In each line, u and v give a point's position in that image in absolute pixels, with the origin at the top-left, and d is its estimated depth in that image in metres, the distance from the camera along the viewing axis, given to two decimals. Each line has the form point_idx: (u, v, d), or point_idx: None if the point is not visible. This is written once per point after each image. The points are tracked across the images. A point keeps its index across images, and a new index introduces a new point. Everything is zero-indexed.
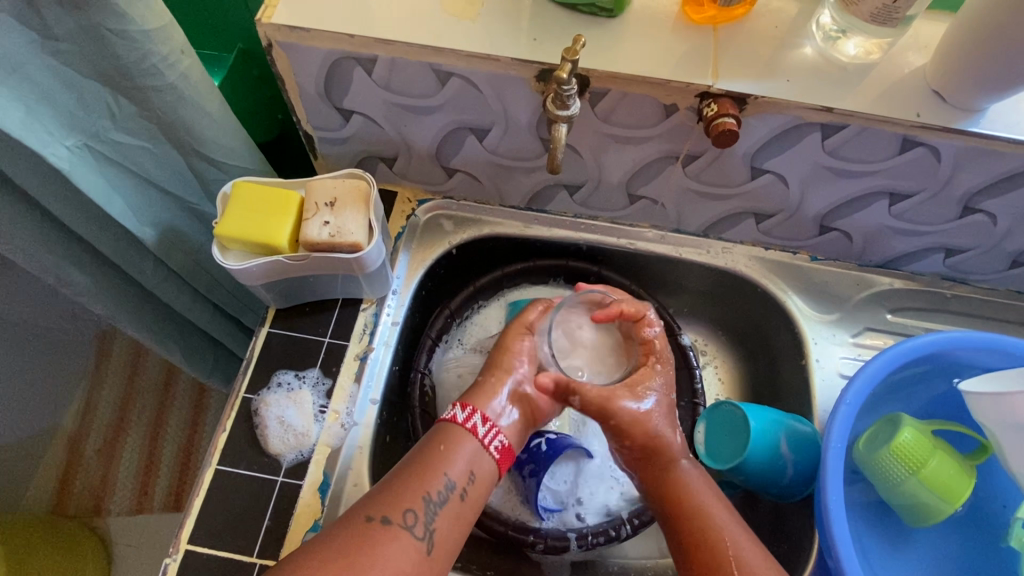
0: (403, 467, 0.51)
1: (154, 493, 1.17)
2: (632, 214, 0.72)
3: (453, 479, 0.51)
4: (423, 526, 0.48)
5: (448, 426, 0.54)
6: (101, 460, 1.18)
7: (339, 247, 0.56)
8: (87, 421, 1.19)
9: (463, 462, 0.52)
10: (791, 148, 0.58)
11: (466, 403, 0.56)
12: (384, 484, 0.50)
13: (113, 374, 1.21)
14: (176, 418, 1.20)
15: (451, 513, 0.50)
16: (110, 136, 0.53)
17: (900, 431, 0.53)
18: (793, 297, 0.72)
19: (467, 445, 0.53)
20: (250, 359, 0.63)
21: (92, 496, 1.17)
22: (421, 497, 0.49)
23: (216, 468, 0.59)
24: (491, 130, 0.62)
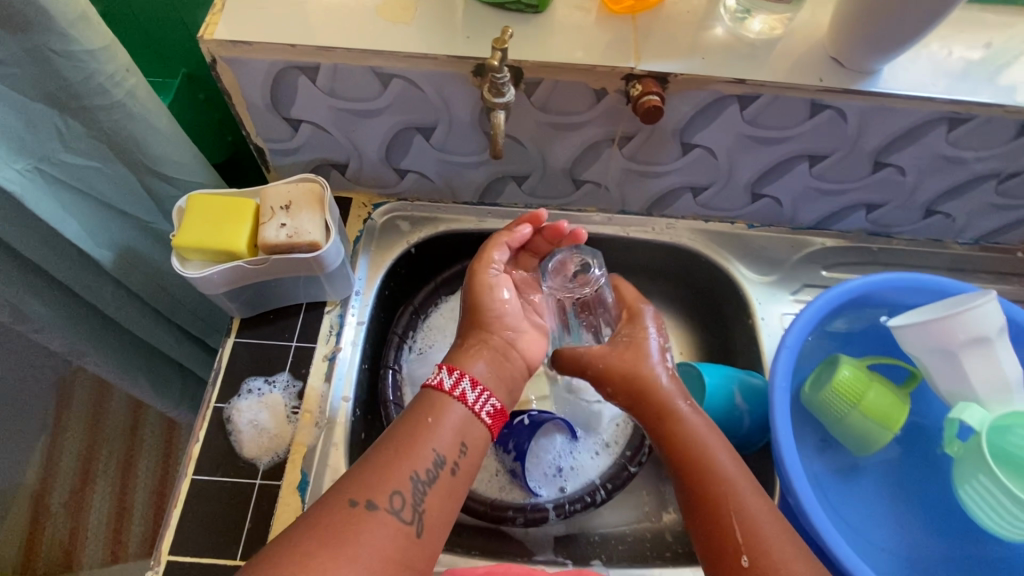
0: (381, 443, 0.49)
1: (128, 541, 1.21)
2: (579, 199, 0.76)
3: (442, 454, 0.49)
4: (411, 508, 0.46)
5: (430, 392, 0.53)
6: (70, 512, 1.23)
7: (297, 247, 0.57)
8: (51, 474, 1.21)
9: (453, 436, 0.50)
10: (715, 120, 0.63)
11: (452, 368, 0.54)
12: (360, 462, 0.48)
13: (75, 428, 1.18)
14: (146, 462, 1.22)
15: (442, 490, 0.48)
16: (61, 158, 0.54)
17: (840, 368, 0.58)
18: (735, 263, 0.77)
19: (454, 413, 0.52)
20: (218, 369, 0.64)
21: (61, 549, 1.21)
22: (408, 477, 0.47)
23: (192, 478, 0.59)
24: (436, 128, 0.65)
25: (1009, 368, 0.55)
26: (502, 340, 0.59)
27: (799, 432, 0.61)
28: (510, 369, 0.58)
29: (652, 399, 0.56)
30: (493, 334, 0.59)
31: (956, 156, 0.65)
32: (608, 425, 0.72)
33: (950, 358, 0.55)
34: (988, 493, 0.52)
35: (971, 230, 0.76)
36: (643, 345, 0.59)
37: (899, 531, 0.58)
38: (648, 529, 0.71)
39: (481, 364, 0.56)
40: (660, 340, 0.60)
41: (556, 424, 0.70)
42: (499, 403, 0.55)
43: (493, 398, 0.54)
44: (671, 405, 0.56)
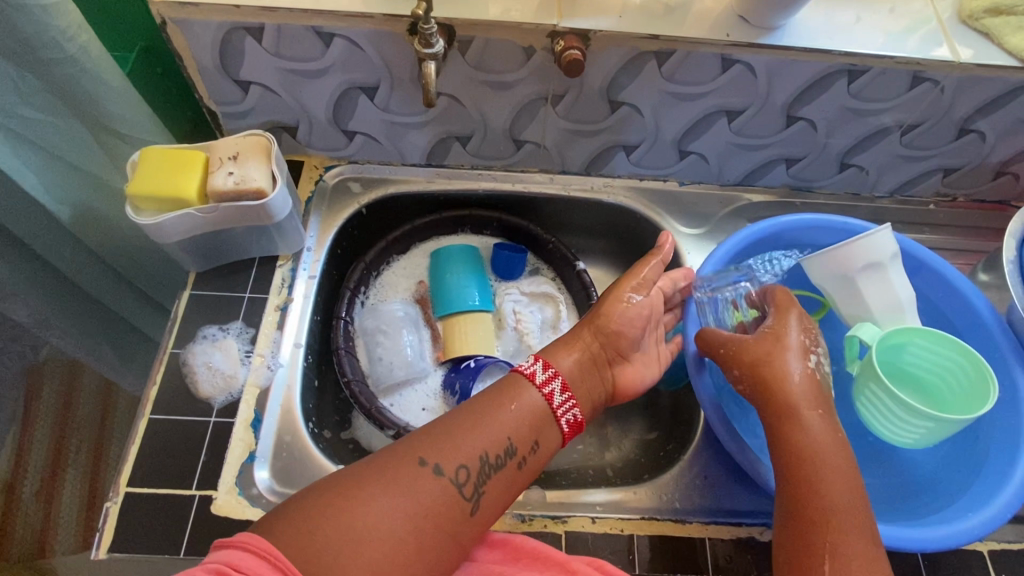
0: (456, 413, 0.53)
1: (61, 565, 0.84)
2: (521, 160, 0.80)
3: (514, 444, 0.52)
4: (471, 485, 0.49)
5: (513, 376, 0.57)
6: None
7: (245, 194, 0.61)
8: None
9: (528, 428, 0.54)
10: (637, 77, 0.68)
11: (547, 365, 0.58)
12: (437, 424, 0.52)
13: None
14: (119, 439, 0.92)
15: (505, 477, 0.51)
16: (18, 111, 0.57)
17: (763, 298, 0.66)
18: (667, 218, 0.81)
19: (529, 399, 0.55)
20: (175, 318, 0.67)
21: None
22: (476, 456, 0.50)
23: (150, 417, 0.62)
24: (379, 88, 0.69)
25: (901, 290, 0.61)
26: (607, 354, 0.62)
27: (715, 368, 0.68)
28: (604, 380, 0.62)
29: (780, 394, 0.53)
30: (598, 338, 0.62)
31: (860, 108, 0.71)
32: None
33: (851, 283, 0.62)
34: (892, 421, 0.57)
35: (883, 183, 0.83)
36: (785, 340, 0.55)
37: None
38: (590, 465, 0.75)
39: (572, 360, 0.60)
40: (804, 341, 0.56)
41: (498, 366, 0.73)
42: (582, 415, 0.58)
43: (576, 409, 0.57)
44: (800, 410, 0.52)
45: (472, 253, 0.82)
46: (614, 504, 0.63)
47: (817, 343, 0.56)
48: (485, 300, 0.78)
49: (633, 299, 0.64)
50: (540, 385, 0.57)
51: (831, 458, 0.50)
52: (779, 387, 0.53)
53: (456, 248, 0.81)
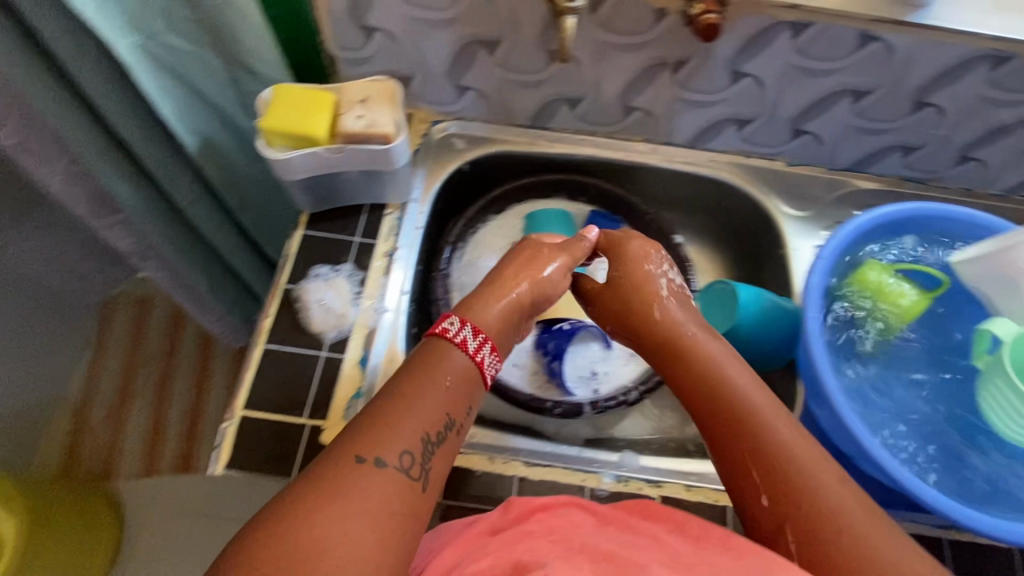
0: (383, 396, 0.47)
1: (161, 458, 1.44)
2: (627, 126, 0.79)
3: (451, 417, 0.47)
4: (417, 466, 0.43)
5: (436, 339, 0.51)
6: (109, 424, 1.46)
7: (372, 138, 0.62)
8: (133, 395, 1.49)
9: (462, 396, 0.49)
10: (766, 48, 0.66)
11: (477, 329, 0.53)
12: (365, 415, 0.45)
13: (116, 344, 1.52)
14: (185, 380, 1.51)
15: (448, 450, 0.47)
16: (165, 39, 0.58)
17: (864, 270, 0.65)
18: (774, 199, 0.80)
19: (459, 361, 0.50)
20: (288, 257, 0.70)
21: (101, 458, 1.43)
22: (417, 437, 0.44)
23: (264, 347, 0.65)
24: (502, 43, 0.69)
25: None
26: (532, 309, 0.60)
27: (835, 360, 0.64)
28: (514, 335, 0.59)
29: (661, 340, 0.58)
30: (527, 283, 0.59)
31: (996, 97, 0.68)
32: None
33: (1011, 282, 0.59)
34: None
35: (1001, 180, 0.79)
36: (650, 280, 0.61)
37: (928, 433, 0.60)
38: (671, 438, 0.74)
39: (497, 311, 0.57)
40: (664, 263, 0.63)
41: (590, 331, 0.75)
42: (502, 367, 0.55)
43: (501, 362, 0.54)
44: (687, 344, 0.56)
45: (568, 217, 0.82)
46: (709, 476, 0.63)
47: (664, 262, 0.62)
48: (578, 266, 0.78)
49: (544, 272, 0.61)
50: (469, 350, 0.52)
51: (764, 417, 0.49)
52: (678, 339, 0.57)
53: (552, 211, 0.80)
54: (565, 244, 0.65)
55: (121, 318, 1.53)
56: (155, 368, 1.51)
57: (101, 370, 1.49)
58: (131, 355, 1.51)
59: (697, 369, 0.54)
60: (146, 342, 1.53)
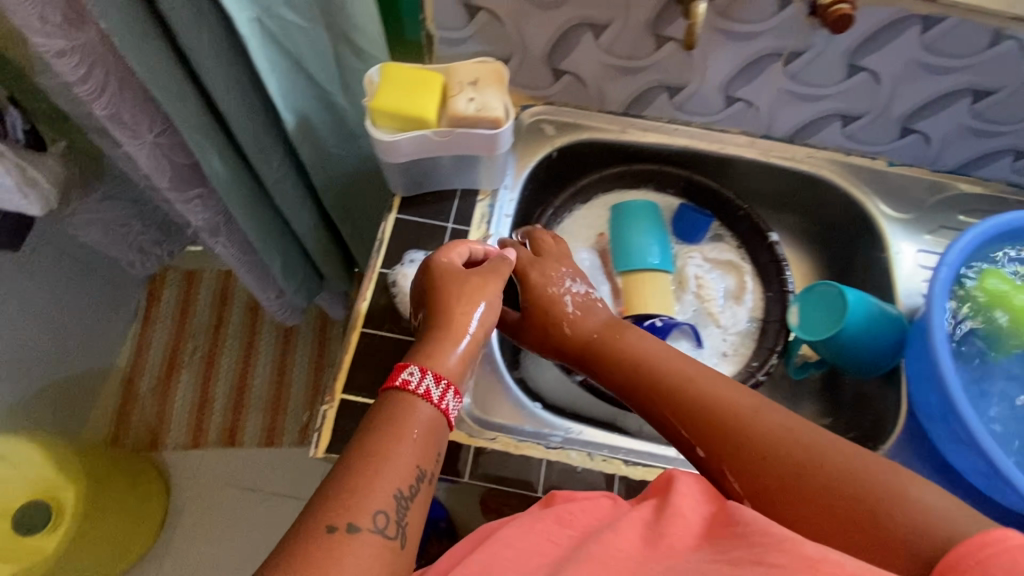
0: (352, 457, 0.47)
1: (208, 430, 1.46)
2: (725, 118, 0.77)
3: (422, 468, 0.48)
4: (394, 524, 0.44)
5: (400, 394, 0.51)
6: (156, 398, 1.48)
7: (482, 122, 0.60)
8: (179, 368, 1.50)
9: (430, 447, 0.49)
10: (891, 41, 0.63)
11: (440, 377, 0.52)
12: (331, 480, 0.45)
13: (164, 317, 1.55)
14: (229, 357, 1.52)
15: (422, 501, 0.47)
16: (281, 13, 0.57)
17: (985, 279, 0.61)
18: (875, 201, 0.77)
19: (424, 410, 0.50)
20: (382, 239, 0.69)
21: (147, 432, 1.45)
22: (390, 495, 0.45)
23: (360, 331, 0.64)
24: (610, 27, 0.66)
25: None
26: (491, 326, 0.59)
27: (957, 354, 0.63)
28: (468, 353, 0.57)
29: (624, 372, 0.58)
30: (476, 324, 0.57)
31: None
32: (733, 334, 0.75)
33: None
34: None
35: None
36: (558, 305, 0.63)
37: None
38: None
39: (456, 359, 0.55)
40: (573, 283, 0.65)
41: (681, 329, 0.72)
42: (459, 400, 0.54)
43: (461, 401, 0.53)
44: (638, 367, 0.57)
45: (656, 210, 0.79)
46: None
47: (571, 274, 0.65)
48: (664, 261, 0.76)
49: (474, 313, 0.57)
50: (435, 400, 0.51)
51: (749, 420, 0.49)
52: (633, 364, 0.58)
53: (637, 204, 0.79)
54: (487, 264, 0.61)
55: (169, 294, 1.56)
56: (201, 343, 1.53)
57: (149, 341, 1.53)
58: (178, 329, 1.53)
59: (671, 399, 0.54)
60: (195, 315, 1.55)
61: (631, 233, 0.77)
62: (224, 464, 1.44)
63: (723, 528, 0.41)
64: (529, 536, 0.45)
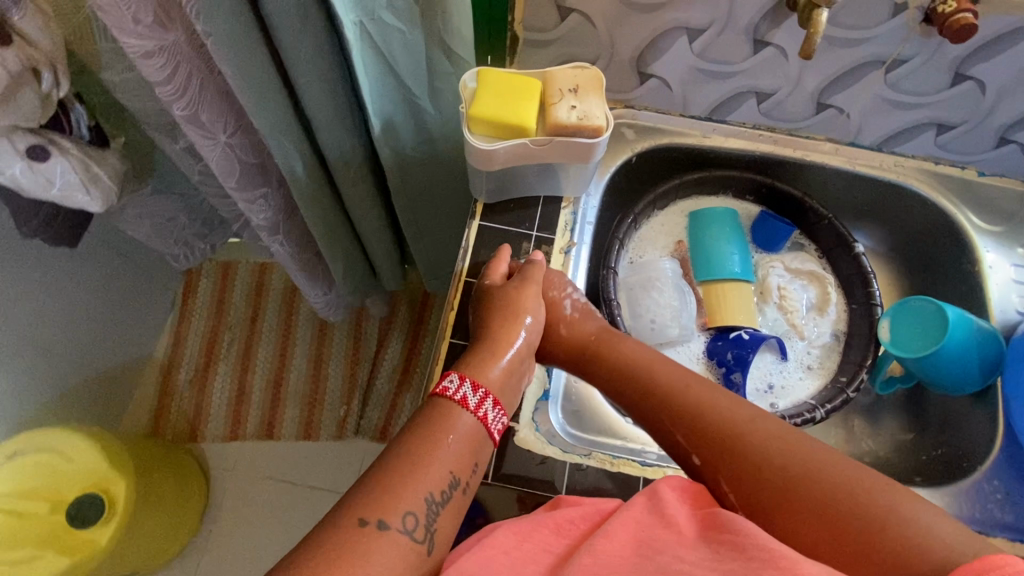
0: (392, 454, 0.47)
1: (246, 423, 1.45)
2: (812, 124, 0.74)
3: (457, 476, 0.47)
4: (423, 529, 0.44)
5: (439, 401, 0.51)
6: (194, 390, 1.47)
7: (583, 131, 0.58)
8: (216, 360, 1.50)
9: (468, 457, 0.49)
10: (1007, 49, 0.61)
11: (477, 384, 0.52)
12: (369, 474, 0.46)
13: (202, 308, 1.53)
14: (266, 351, 1.51)
15: (454, 509, 0.46)
16: (382, 17, 0.55)
17: None
18: (965, 213, 0.75)
19: (464, 421, 0.50)
20: (467, 248, 0.68)
21: (187, 424, 1.45)
22: (421, 498, 0.45)
23: (449, 342, 0.63)
24: (708, 31, 0.64)
25: None
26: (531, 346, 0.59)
27: None
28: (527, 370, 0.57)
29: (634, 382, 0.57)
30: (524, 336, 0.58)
31: None
32: (814, 348, 0.75)
33: None
34: None
35: None
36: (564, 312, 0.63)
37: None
38: None
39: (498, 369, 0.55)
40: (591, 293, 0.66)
41: (769, 344, 0.73)
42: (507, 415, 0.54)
43: (506, 416, 0.53)
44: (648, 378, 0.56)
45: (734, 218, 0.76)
46: None
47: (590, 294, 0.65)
48: (746, 270, 0.74)
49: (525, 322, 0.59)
50: (473, 407, 0.51)
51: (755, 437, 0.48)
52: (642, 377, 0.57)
53: (717, 210, 0.76)
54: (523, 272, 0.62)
55: (207, 285, 1.55)
56: (239, 335, 1.52)
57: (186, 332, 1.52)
58: (216, 322, 1.52)
59: (678, 407, 0.53)
60: (231, 307, 1.53)
61: (710, 240, 0.75)
62: (262, 458, 1.44)
63: (715, 532, 0.41)
64: (526, 545, 0.44)
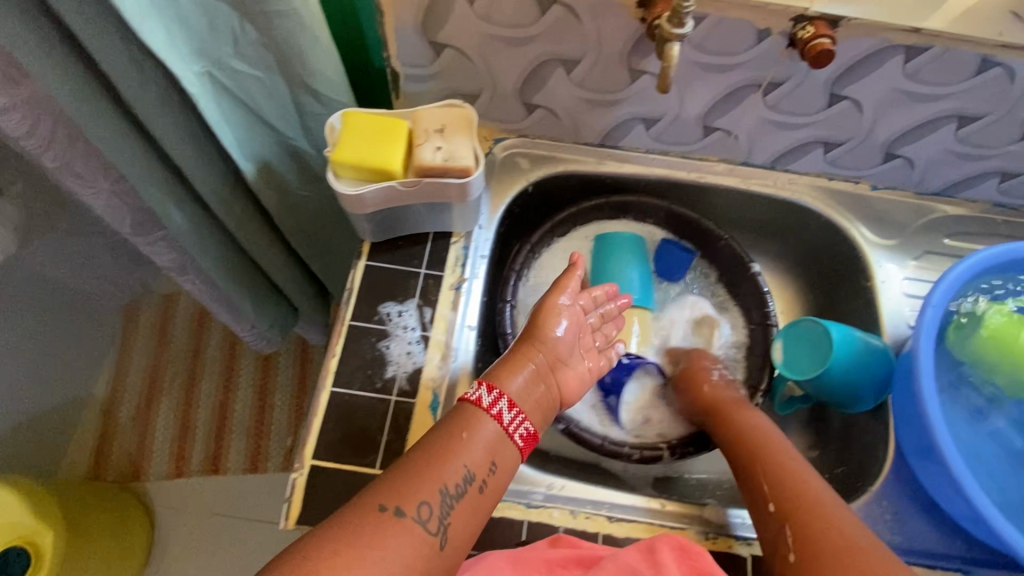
0: (418, 448, 0.51)
1: (191, 459, 1.39)
2: (703, 147, 0.74)
3: (472, 471, 0.51)
4: (436, 520, 0.47)
5: (465, 405, 0.55)
6: (136, 428, 1.41)
7: (450, 171, 0.58)
8: (156, 395, 1.43)
9: (484, 453, 0.52)
10: (874, 70, 0.61)
11: (492, 387, 0.56)
12: (394, 466, 0.50)
13: (142, 340, 1.46)
14: (207, 384, 1.44)
15: (468, 505, 0.50)
16: (231, 65, 0.54)
17: (987, 314, 0.59)
18: (857, 226, 0.75)
19: (487, 428, 0.53)
20: (351, 290, 0.65)
21: (129, 464, 1.38)
22: (437, 489, 0.48)
23: (330, 390, 0.61)
24: (582, 62, 0.64)
25: None
26: (548, 363, 0.60)
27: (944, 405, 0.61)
28: (548, 393, 0.60)
29: (751, 439, 0.61)
30: (541, 354, 0.60)
31: None
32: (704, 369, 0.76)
33: None
34: None
35: None
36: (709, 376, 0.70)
37: (998, 450, 0.60)
38: None
39: (521, 380, 0.58)
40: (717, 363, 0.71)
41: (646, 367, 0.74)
42: (534, 425, 0.57)
43: (528, 421, 0.56)
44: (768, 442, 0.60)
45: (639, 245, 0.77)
46: None
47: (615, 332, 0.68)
48: (646, 296, 0.76)
49: (554, 335, 0.61)
50: (489, 408, 0.55)
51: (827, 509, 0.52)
52: (756, 441, 0.61)
53: (625, 235, 0.77)
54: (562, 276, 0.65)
55: (148, 315, 1.47)
56: (182, 368, 1.45)
57: (126, 367, 1.44)
58: (156, 355, 1.45)
59: (789, 468, 0.57)
60: (172, 339, 1.47)
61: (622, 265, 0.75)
62: (210, 494, 1.38)
63: None
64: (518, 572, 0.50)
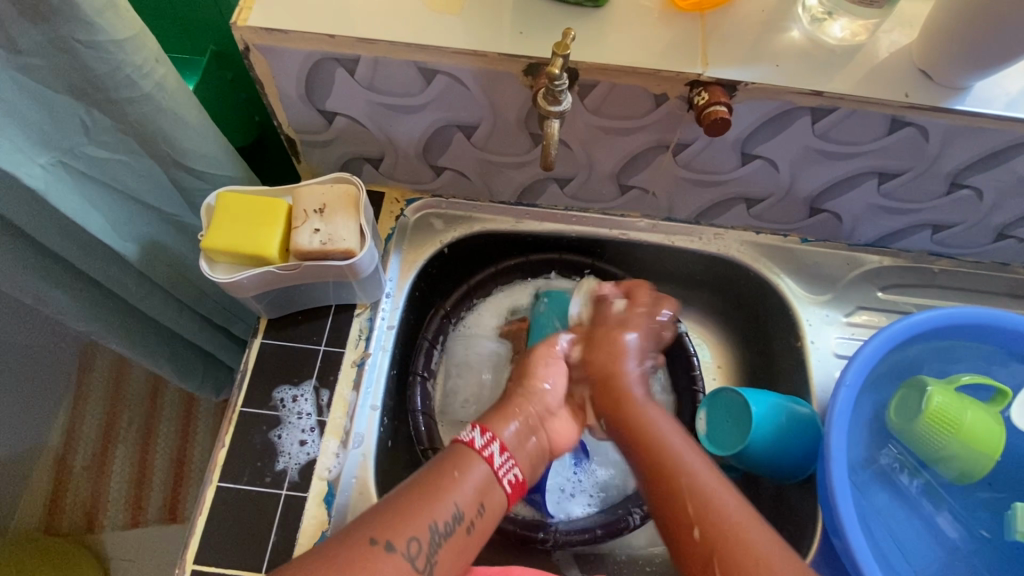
0: (406, 486, 0.47)
1: (148, 506, 1.19)
2: (622, 204, 0.71)
3: (462, 510, 0.46)
4: (424, 558, 0.44)
5: (458, 447, 0.50)
6: (89, 476, 1.21)
7: (332, 254, 0.55)
8: (111, 441, 1.22)
9: (474, 496, 0.47)
10: (782, 131, 0.58)
11: (486, 428, 0.51)
12: (384, 500, 0.46)
13: (99, 383, 1.25)
14: (165, 427, 1.23)
15: (456, 545, 0.46)
16: (86, 151, 0.51)
17: (930, 396, 0.55)
18: (785, 279, 0.72)
19: (478, 471, 0.48)
20: (244, 373, 0.62)
21: (82, 513, 1.19)
22: (425, 526, 0.44)
23: (217, 485, 0.57)
24: (479, 127, 0.61)
25: None
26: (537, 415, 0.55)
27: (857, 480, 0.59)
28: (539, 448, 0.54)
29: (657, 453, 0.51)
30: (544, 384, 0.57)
31: None
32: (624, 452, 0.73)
33: None
34: None
35: None
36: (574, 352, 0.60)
37: (904, 521, 0.59)
38: None
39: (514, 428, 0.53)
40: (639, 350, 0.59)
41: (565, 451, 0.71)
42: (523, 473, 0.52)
43: (518, 466, 0.51)
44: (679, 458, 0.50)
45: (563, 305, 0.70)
46: None
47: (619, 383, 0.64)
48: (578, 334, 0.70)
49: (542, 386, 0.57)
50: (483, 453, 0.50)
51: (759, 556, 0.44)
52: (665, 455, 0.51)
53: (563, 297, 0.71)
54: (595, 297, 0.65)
55: (105, 360, 1.25)
56: (137, 417, 1.24)
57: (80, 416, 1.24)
58: (115, 395, 1.25)
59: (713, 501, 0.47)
60: (130, 383, 1.26)
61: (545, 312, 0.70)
62: (166, 549, 1.18)
63: None
64: None
